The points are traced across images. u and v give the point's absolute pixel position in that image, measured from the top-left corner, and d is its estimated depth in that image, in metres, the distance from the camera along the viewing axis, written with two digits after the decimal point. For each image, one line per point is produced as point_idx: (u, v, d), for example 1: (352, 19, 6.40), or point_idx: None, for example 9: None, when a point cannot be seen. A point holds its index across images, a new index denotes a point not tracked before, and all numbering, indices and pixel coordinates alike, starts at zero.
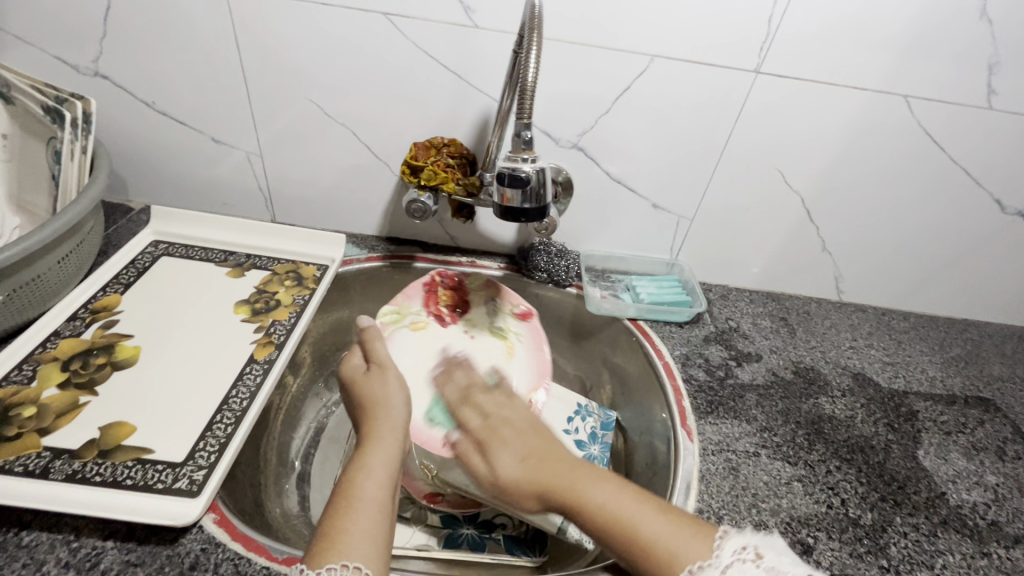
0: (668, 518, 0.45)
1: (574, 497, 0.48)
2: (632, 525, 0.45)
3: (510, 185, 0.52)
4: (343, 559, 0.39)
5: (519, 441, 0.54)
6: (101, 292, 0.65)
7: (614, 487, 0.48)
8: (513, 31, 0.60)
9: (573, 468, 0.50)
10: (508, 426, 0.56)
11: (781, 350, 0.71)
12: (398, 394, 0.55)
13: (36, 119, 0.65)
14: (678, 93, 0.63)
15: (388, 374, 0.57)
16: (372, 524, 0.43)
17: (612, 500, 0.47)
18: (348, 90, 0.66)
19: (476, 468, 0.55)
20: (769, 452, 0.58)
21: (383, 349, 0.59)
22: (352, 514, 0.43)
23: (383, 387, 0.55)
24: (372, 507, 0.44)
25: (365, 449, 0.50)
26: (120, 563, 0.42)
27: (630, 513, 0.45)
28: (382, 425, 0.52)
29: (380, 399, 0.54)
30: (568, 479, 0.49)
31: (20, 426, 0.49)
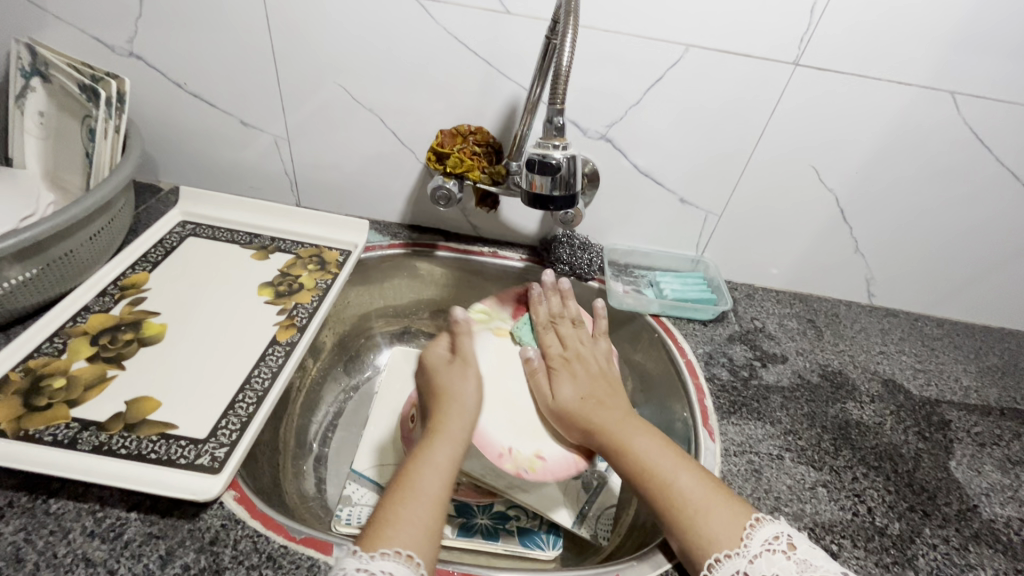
0: (706, 484, 0.46)
1: (622, 446, 0.51)
2: (667, 480, 0.46)
3: (540, 172, 0.51)
4: (396, 546, 0.40)
5: (583, 377, 0.59)
6: (129, 269, 0.66)
7: (658, 443, 0.50)
8: (545, 18, 0.59)
9: (624, 419, 0.53)
10: (578, 364, 0.61)
11: (807, 353, 0.69)
12: (472, 388, 0.56)
13: (73, 97, 0.66)
14: (711, 84, 0.61)
15: (468, 369, 0.58)
16: (428, 518, 0.43)
17: (653, 452, 0.49)
18: (376, 75, 0.66)
19: (537, 384, 0.59)
20: (794, 456, 0.56)
21: (468, 344, 0.61)
22: (409, 506, 0.43)
23: (457, 380, 0.57)
24: (431, 501, 0.44)
25: (432, 442, 0.50)
26: (143, 535, 0.42)
27: (670, 469, 0.47)
28: (451, 419, 0.52)
29: (455, 390, 0.56)
30: (617, 429, 0.52)
31: (50, 396, 0.50)
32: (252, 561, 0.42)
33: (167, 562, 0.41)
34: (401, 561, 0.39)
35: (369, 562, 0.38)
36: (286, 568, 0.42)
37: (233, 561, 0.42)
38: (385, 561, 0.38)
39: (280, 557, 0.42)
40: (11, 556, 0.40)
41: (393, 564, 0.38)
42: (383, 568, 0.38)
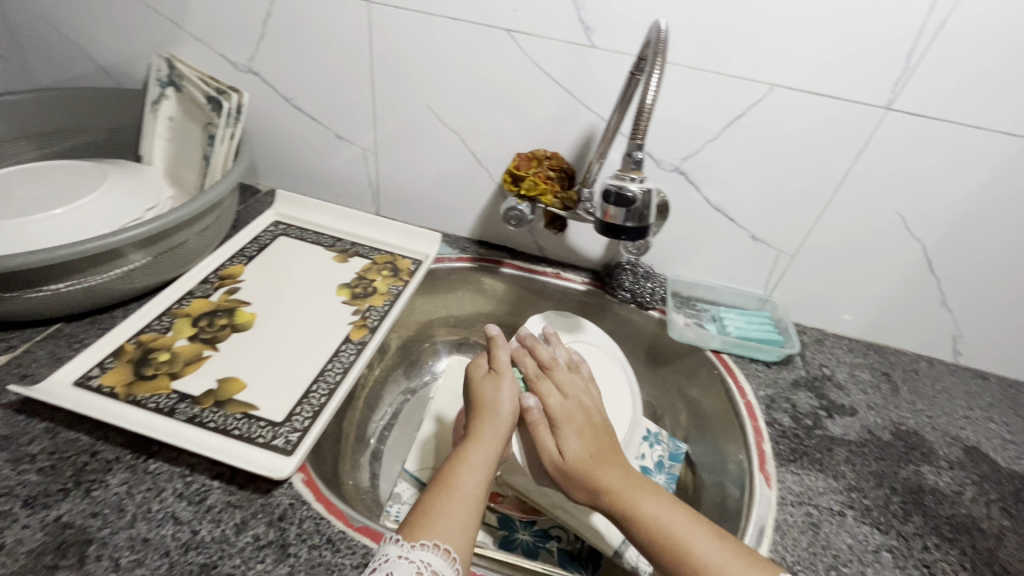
0: (727, 547, 0.43)
1: (632, 509, 0.48)
2: (689, 550, 0.43)
3: (615, 203, 0.53)
4: (436, 540, 0.42)
5: (590, 432, 0.57)
6: (229, 262, 0.73)
7: (670, 506, 0.47)
8: (629, 52, 0.61)
9: (634, 482, 0.50)
10: (582, 416, 0.58)
11: (880, 408, 0.66)
12: (507, 398, 0.57)
13: (199, 106, 0.75)
14: (795, 123, 0.60)
15: (503, 380, 0.59)
16: (464, 513, 0.45)
17: (667, 516, 0.46)
18: (462, 99, 0.70)
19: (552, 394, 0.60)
20: (857, 514, 0.54)
21: (502, 356, 0.62)
22: (449, 501, 0.45)
23: (494, 390, 0.58)
24: (468, 499, 0.46)
25: (468, 443, 0.53)
26: (223, 502, 0.47)
27: (687, 533, 0.44)
28: (488, 424, 0.55)
29: (489, 399, 0.57)
30: (625, 492, 0.49)
31: (155, 367, 0.57)
32: (314, 541, 0.45)
33: (242, 530, 0.45)
34: (439, 554, 0.41)
35: (409, 551, 0.40)
36: (344, 552, 0.45)
37: (297, 538, 0.45)
38: (425, 552, 0.40)
39: (339, 541, 0.45)
40: (115, 505, 0.45)
41: (430, 556, 0.40)
42: (421, 558, 0.40)
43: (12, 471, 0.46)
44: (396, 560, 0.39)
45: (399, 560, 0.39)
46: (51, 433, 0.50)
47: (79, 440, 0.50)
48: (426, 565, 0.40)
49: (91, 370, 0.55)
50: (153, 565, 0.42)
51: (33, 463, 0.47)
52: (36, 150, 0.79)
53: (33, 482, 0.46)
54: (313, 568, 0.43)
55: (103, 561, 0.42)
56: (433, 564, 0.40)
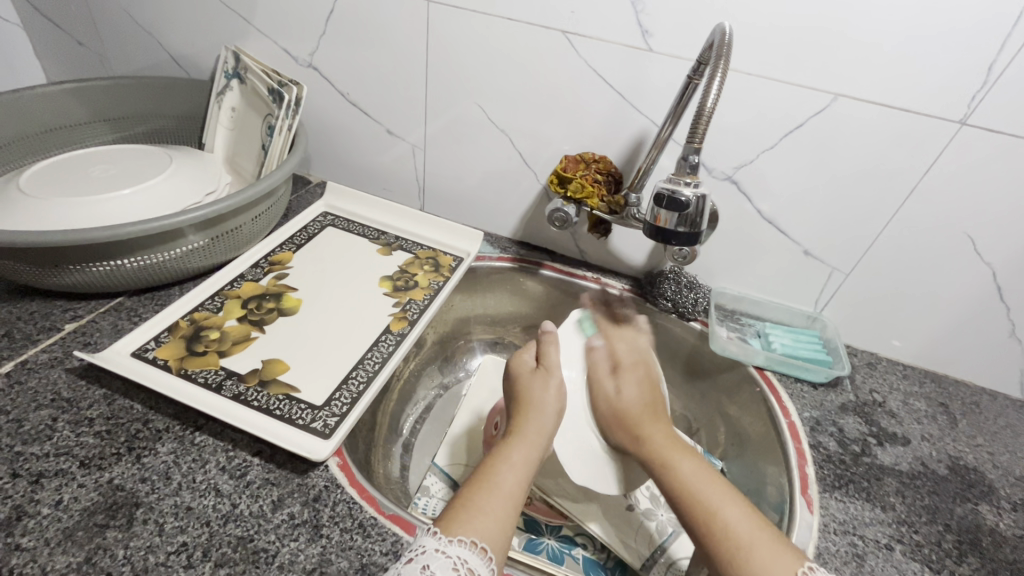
0: (754, 519, 0.44)
1: (666, 462, 0.51)
2: (714, 508, 0.45)
3: (667, 207, 0.52)
4: (473, 536, 0.42)
5: (648, 384, 0.62)
6: (278, 248, 0.75)
7: (699, 467, 0.49)
8: (686, 57, 0.59)
9: (671, 442, 0.53)
10: (645, 369, 0.64)
11: (935, 440, 0.62)
12: (552, 399, 0.57)
13: (260, 97, 0.78)
14: (858, 135, 0.58)
15: (551, 379, 0.59)
16: (503, 510, 0.45)
17: (697, 478, 0.48)
18: (513, 100, 0.70)
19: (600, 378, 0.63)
20: (906, 549, 0.50)
21: (553, 354, 0.61)
22: (487, 498, 0.45)
23: (541, 390, 0.57)
24: (509, 497, 0.46)
25: (511, 440, 0.52)
26: (261, 479, 0.48)
27: (714, 496, 0.46)
28: (531, 423, 0.54)
29: (536, 396, 0.56)
30: (663, 447, 0.52)
31: (206, 344, 0.59)
32: (346, 525, 0.46)
33: (278, 507, 0.46)
34: (475, 551, 0.41)
35: (447, 546, 0.40)
36: (374, 538, 0.45)
37: (330, 520, 0.46)
38: (461, 548, 0.40)
39: (369, 527, 0.46)
40: (162, 473, 0.47)
41: (466, 552, 0.40)
42: (458, 554, 0.40)
43: (72, 432, 0.49)
44: (433, 553, 0.40)
45: (436, 554, 0.40)
46: (108, 400, 0.52)
47: (133, 408, 0.52)
48: (462, 562, 0.40)
49: (147, 343, 0.58)
50: (194, 533, 0.43)
51: (91, 426, 0.50)
52: (110, 133, 0.84)
53: (89, 444, 0.48)
54: (344, 551, 0.44)
55: (149, 525, 0.43)
56: (470, 561, 0.40)
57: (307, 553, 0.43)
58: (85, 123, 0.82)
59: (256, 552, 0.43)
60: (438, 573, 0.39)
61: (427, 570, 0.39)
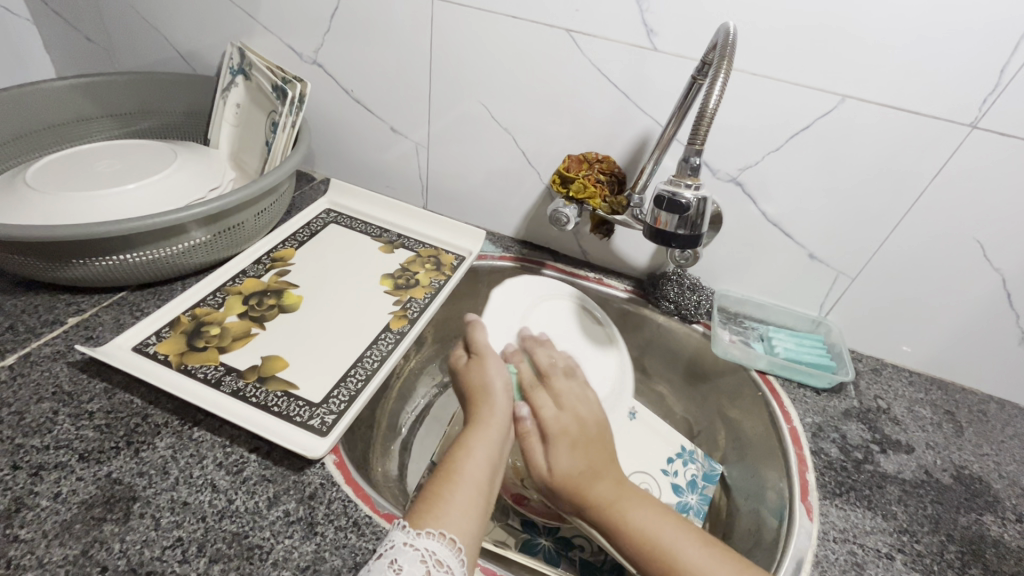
0: (716, 555, 0.44)
1: (618, 514, 0.48)
2: (673, 552, 0.44)
3: (668, 209, 0.51)
4: (441, 528, 0.41)
5: (583, 447, 0.53)
6: (281, 245, 0.75)
7: (656, 513, 0.48)
8: (691, 57, 0.59)
9: (623, 491, 0.50)
10: (577, 429, 0.55)
11: (940, 448, 0.61)
12: (497, 378, 0.57)
13: (265, 94, 0.78)
14: (866, 138, 0.57)
15: (486, 363, 0.58)
16: (469, 501, 0.45)
17: (654, 525, 0.46)
18: (516, 98, 0.70)
19: (530, 454, 0.55)
20: (907, 559, 0.50)
21: (481, 338, 0.61)
22: (453, 489, 0.45)
23: (484, 374, 0.57)
24: (474, 486, 0.46)
25: (467, 430, 0.52)
26: (258, 476, 0.48)
27: (672, 541, 0.45)
28: (485, 409, 0.54)
29: (478, 386, 0.56)
30: (613, 499, 0.49)
31: (206, 340, 0.59)
32: (341, 523, 0.46)
33: (273, 504, 0.46)
34: (445, 543, 0.41)
35: (415, 538, 0.40)
36: (368, 536, 0.45)
37: (325, 518, 0.46)
38: (429, 540, 0.40)
39: (364, 526, 0.46)
40: (160, 468, 0.47)
41: (434, 544, 0.40)
42: (426, 547, 0.40)
43: (72, 426, 0.50)
44: (402, 547, 0.40)
45: (405, 548, 0.40)
46: (109, 394, 0.53)
47: (133, 403, 0.52)
48: (430, 554, 0.39)
49: (148, 338, 0.58)
50: (189, 528, 0.44)
51: (91, 419, 0.50)
52: (117, 128, 0.85)
53: (89, 438, 0.49)
54: (338, 549, 0.44)
55: (145, 519, 0.44)
56: (439, 553, 0.40)
57: (301, 551, 0.43)
58: (92, 118, 0.83)
59: (251, 548, 0.43)
60: (405, 566, 0.39)
61: (395, 563, 0.39)
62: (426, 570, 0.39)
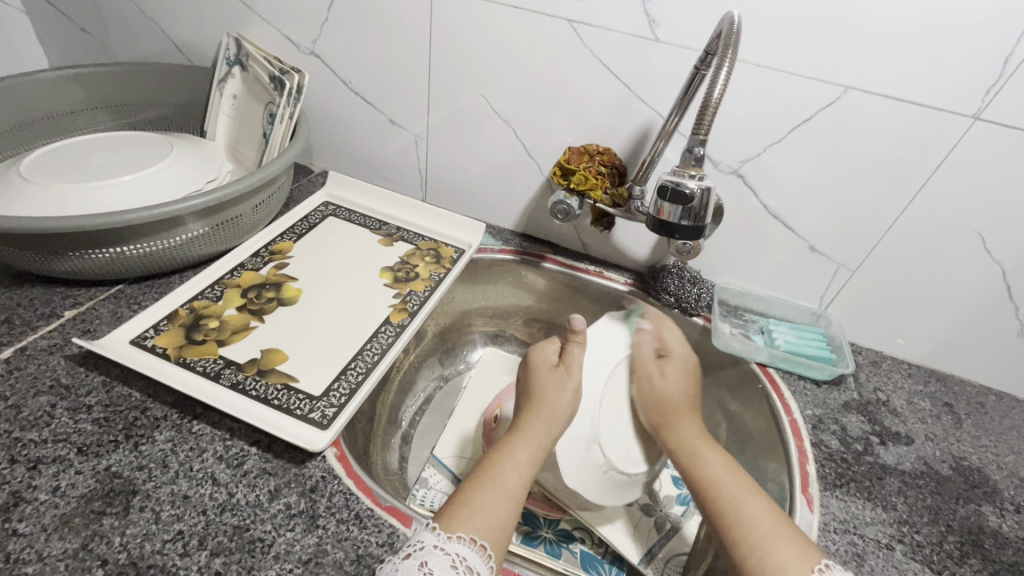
0: (775, 514, 0.45)
1: (696, 452, 0.52)
2: (738, 502, 0.46)
3: (670, 199, 0.51)
4: (472, 534, 0.42)
5: (694, 379, 0.61)
6: (279, 238, 0.75)
7: (729, 464, 0.51)
8: (693, 47, 0.58)
9: (706, 438, 0.54)
10: (689, 364, 0.62)
11: (939, 440, 0.61)
12: (565, 401, 0.55)
13: (261, 85, 0.77)
14: (867, 129, 0.57)
15: (568, 380, 0.57)
16: (502, 508, 0.45)
17: (724, 473, 0.49)
18: (517, 90, 0.69)
19: (642, 370, 0.62)
20: (907, 550, 0.50)
21: (576, 357, 0.60)
22: (486, 495, 0.45)
23: (552, 389, 0.56)
24: (507, 494, 0.46)
25: (515, 439, 0.51)
26: (259, 469, 0.48)
27: (739, 492, 0.47)
28: (539, 423, 0.53)
29: (547, 395, 0.55)
30: (697, 440, 0.53)
31: (205, 333, 0.59)
32: (342, 516, 0.46)
33: (275, 497, 0.46)
34: (473, 549, 0.41)
35: (445, 543, 0.40)
36: (371, 529, 0.45)
37: (327, 511, 0.46)
38: (460, 545, 0.40)
39: (365, 518, 0.46)
40: (159, 461, 0.47)
41: (465, 550, 0.40)
42: (457, 552, 0.40)
43: (70, 419, 0.49)
44: (431, 549, 0.39)
45: (434, 550, 0.39)
46: (106, 387, 0.52)
47: (132, 396, 0.52)
48: (461, 559, 0.39)
49: (146, 331, 0.57)
50: (190, 521, 0.43)
51: (90, 413, 0.50)
52: (111, 120, 0.84)
53: (87, 431, 0.48)
54: (340, 541, 0.44)
55: (145, 513, 0.43)
56: (469, 558, 0.40)
57: (303, 544, 0.43)
58: (85, 110, 0.82)
59: (252, 541, 0.43)
60: (436, 570, 0.38)
61: (426, 567, 0.38)
62: (456, 575, 0.39)
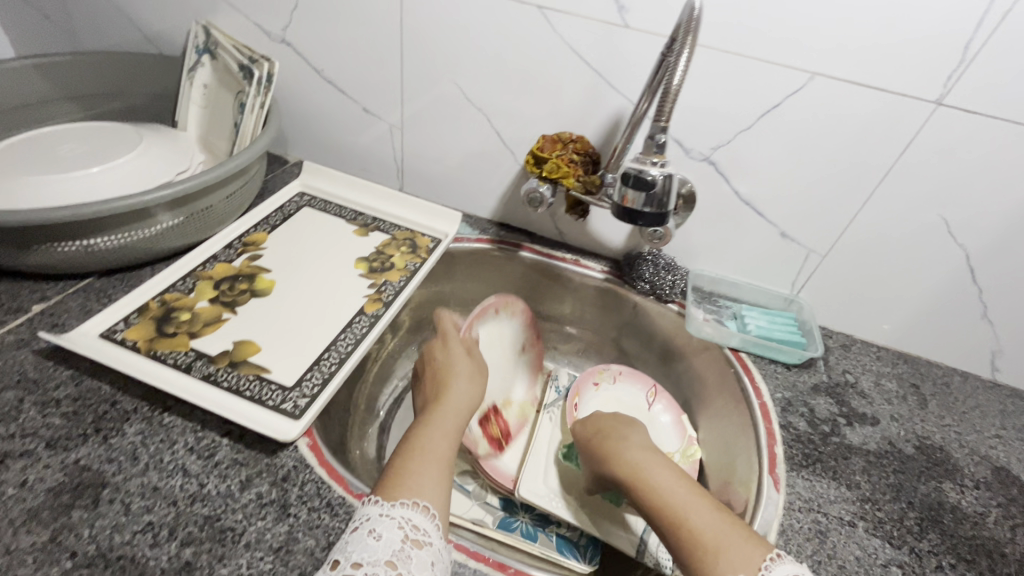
0: (725, 518, 0.44)
1: (639, 473, 0.51)
2: (684, 517, 0.45)
3: (634, 186, 0.52)
4: (416, 498, 0.43)
5: (622, 420, 0.60)
6: (253, 229, 0.74)
7: (677, 477, 0.49)
8: (663, 33, 0.58)
9: (652, 455, 0.53)
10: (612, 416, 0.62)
11: (904, 420, 0.63)
12: (459, 359, 0.62)
13: (231, 74, 0.76)
14: (835, 115, 0.57)
15: (452, 347, 0.63)
16: (436, 470, 0.47)
17: (670, 487, 0.48)
18: (490, 77, 0.69)
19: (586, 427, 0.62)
20: (869, 526, 0.51)
21: (451, 331, 0.65)
22: (421, 462, 0.47)
23: (449, 359, 0.62)
24: (438, 461, 0.48)
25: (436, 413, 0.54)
26: (230, 459, 0.48)
27: (685, 503, 0.46)
28: (445, 390, 0.58)
29: (444, 366, 0.61)
30: (641, 459, 0.52)
31: (176, 325, 0.58)
32: (314, 504, 0.46)
33: (246, 487, 0.46)
34: (419, 510, 0.42)
35: (390, 509, 0.41)
36: (341, 517, 0.45)
37: (298, 500, 0.46)
38: (405, 509, 0.42)
39: (337, 506, 0.46)
40: (129, 454, 0.47)
41: (410, 512, 0.41)
42: (403, 515, 0.41)
43: (38, 414, 0.49)
44: (378, 517, 0.41)
45: (381, 518, 0.41)
46: (76, 380, 0.52)
47: (101, 389, 0.52)
48: (407, 521, 0.41)
49: (116, 324, 0.57)
50: (160, 512, 0.44)
51: (58, 407, 0.50)
52: (80, 111, 0.82)
53: (56, 426, 0.48)
54: (311, 529, 0.44)
55: (115, 505, 0.43)
56: (415, 518, 0.41)
57: (274, 532, 0.44)
58: (53, 100, 0.80)
59: (223, 531, 0.43)
60: (384, 534, 0.40)
61: (374, 532, 0.40)
62: (404, 535, 0.40)
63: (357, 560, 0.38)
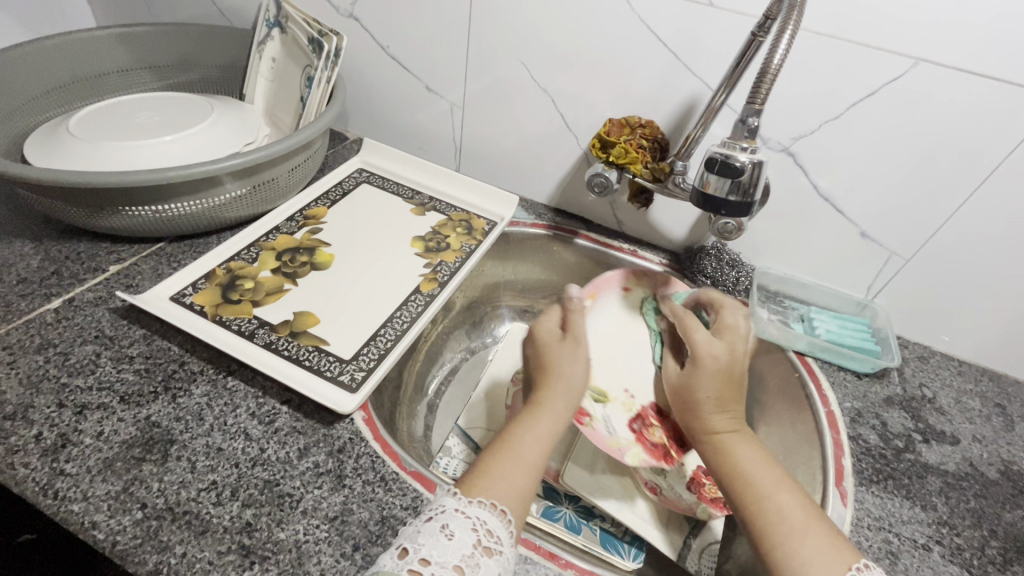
0: (807, 509, 0.42)
1: (721, 444, 0.48)
2: (767, 499, 0.43)
3: (718, 172, 0.49)
4: (493, 500, 0.42)
5: (701, 364, 0.57)
6: (313, 203, 0.75)
7: (761, 454, 0.47)
8: (751, 13, 0.55)
9: (733, 423, 0.50)
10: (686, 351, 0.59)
11: (987, 442, 0.58)
12: (580, 371, 0.56)
13: (300, 47, 0.76)
14: (938, 107, 0.52)
15: (579, 351, 0.57)
16: (522, 477, 0.45)
17: (754, 463, 0.46)
18: (559, 55, 0.67)
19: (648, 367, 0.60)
20: (945, 552, 0.48)
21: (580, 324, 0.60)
22: (506, 464, 0.45)
23: (570, 361, 0.56)
24: (528, 466, 0.46)
25: (536, 413, 0.51)
26: (289, 427, 0.49)
27: (770, 485, 0.44)
28: (555, 397, 0.53)
29: (563, 367, 0.55)
30: (721, 424, 0.50)
31: (241, 293, 0.60)
32: (368, 477, 0.46)
33: (304, 455, 0.47)
34: (496, 514, 0.41)
35: (466, 507, 0.40)
36: (395, 492, 0.45)
37: (354, 472, 0.47)
38: (480, 510, 0.41)
39: (390, 481, 0.46)
40: (196, 413, 0.48)
41: (486, 515, 0.40)
42: (477, 515, 0.40)
43: (113, 369, 0.51)
44: (453, 512, 0.40)
45: (455, 514, 0.40)
46: (147, 339, 0.54)
47: (171, 350, 0.54)
48: (482, 522, 0.40)
49: (185, 288, 0.59)
50: (224, 473, 0.45)
51: (131, 363, 0.52)
52: (155, 80, 0.85)
53: (130, 381, 0.50)
54: (365, 502, 0.45)
55: (182, 462, 0.45)
56: (489, 522, 0.40)
57: (330, 502, 0.44)
58: (132, 70, 0.83)
59: (282, 496, 0.44)
60: (457, 532, 0.39)
61: (447, 528, 0.39)
62: (476, 537, 0.39)
63: (425, 556, 0.37)
